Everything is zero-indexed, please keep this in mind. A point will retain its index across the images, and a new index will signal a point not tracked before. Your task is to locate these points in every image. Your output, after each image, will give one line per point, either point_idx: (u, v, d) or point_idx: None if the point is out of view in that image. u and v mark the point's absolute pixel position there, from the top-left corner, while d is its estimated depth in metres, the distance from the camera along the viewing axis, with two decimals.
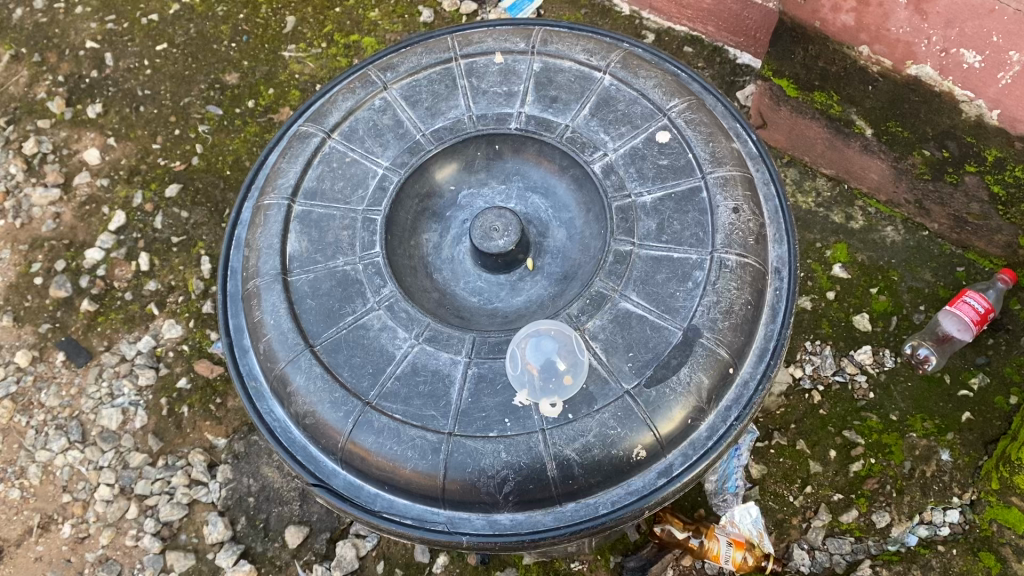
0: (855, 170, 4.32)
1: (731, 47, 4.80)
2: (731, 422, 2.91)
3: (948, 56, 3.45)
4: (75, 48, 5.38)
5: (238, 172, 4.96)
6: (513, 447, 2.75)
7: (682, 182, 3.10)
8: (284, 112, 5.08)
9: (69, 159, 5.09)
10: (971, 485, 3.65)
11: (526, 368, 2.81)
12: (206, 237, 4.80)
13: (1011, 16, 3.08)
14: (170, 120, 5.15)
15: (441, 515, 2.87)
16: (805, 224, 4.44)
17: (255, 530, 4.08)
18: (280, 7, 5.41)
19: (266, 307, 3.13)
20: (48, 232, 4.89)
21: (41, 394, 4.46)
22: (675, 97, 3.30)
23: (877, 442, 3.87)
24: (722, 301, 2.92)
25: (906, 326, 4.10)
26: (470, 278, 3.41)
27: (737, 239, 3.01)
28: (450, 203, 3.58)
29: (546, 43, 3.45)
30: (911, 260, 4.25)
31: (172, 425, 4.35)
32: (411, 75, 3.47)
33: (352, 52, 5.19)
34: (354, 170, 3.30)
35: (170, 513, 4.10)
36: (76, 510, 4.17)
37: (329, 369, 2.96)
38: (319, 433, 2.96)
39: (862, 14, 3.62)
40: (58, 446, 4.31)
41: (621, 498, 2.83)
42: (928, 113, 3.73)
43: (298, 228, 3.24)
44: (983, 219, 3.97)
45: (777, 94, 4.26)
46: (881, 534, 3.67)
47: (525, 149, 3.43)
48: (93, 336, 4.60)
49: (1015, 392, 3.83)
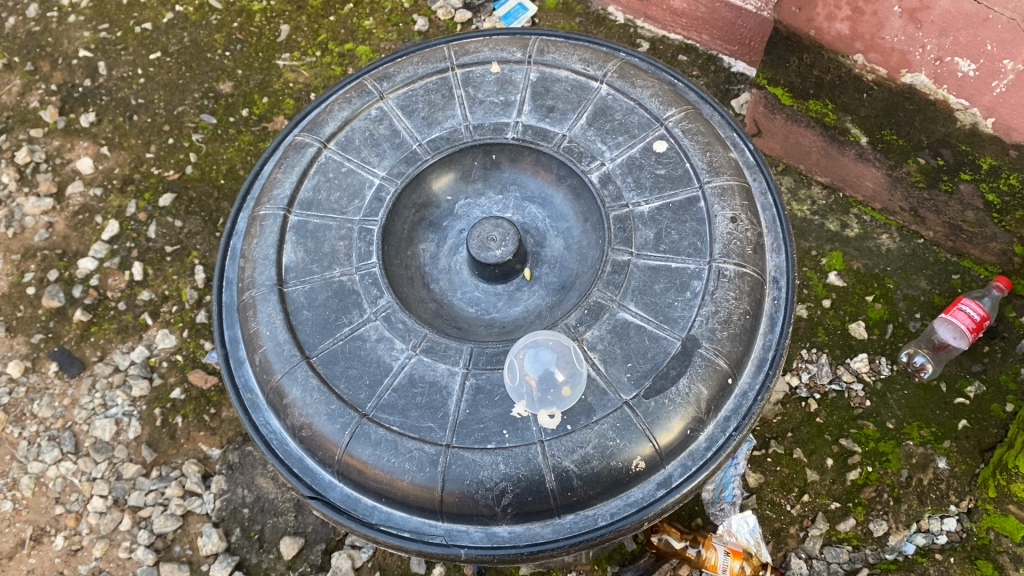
0: (850, 178, 4.34)
1: (725, 55, 4.81)
2: (730, 433, 2.89)
3: (943, 64, 3.43)
4: (68, 57, 5.35)
5: (233, 181, 4.93)
6: (511, 458, 2.73)
7: (679, 192, 3.10)
8: (279, 121, 5.07)
9: (62, 168, 5.06)
10: (968, 493, 3.64)
11: (524, 380, 2.80)
12: (200, 246, 4.77)
13: (1006, 25, 3.07)
14: (164, 129, 5.12)
15: (438, 528, 2.85)
16: (800, 232, 4.44)
17: (250, 541, 4.04)
18: (274, 15, 5.40)
19: (262, 318, 3.11)
20: (41, 242, 4.85)
21: (34, 405, 4.42)
22: (671, 106, 3.30)
23: (874, 450, 3.86)
24: (721, 311, 2.91)
25: (901, 333, 4.11)
26: (467, 288, 3.39)
27: (735, 248, 3.01)
28: (447, 213, 3.57)
29: (543, 53, 3.45)
30: (906, 268, 4.26)
31: (167, 436, 4.31)
32: (407, 85, 3.46)
33: (347, 61, 5.18)
34: (350, 180, 3.28)
35: (164, 525, 4.05)
36: (69, 522, 4.12)
37: (326, 381, 2.94)
38: (315, 445, 2.94)
39: (856, 23, 3.61)
40: (51, 458, 4.25)
41: (619, 510, 2.81)
42: (923, 121, 3.72)
43: (294, 239, 3.22)
44: (978, 227, 3.99)
45: (771, 102, 4.30)
46: (879, 543, 3.66)
47: (522, 158, 3.42)
48: (86, 346, 4.56)
49: (1011, 400, 3.83)
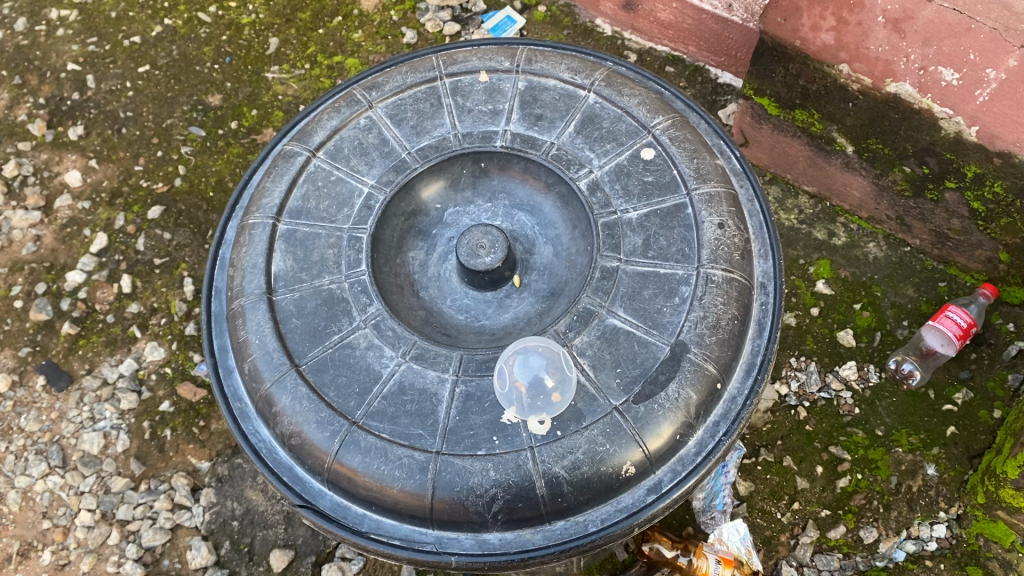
0: (837, 187, 4.40)
1: (712, 66, 4.89)
2: (720, 438, 2.90)
3: (926, 74, 3.42)
4: (57, 71, 5.35)
5: (221, 194, 4.92)
6: (501, 465, 2.72)
7: (667, 199, 3.12)
8: (267, 133, 5.09)
9: (50, 181, 5.04)
10: (958, 499, 3.67)
11: (513, 386, 2.80)
12: (189, 258, 4.76)
13: (988, 34, 3.08)
14: (153, 141, 5.12)
15: (429, 535, 2.82)
16: (788, 241, 4.49)
17: (239, 554, 4.00)
18: (262, 28, 5.44)
19: (250, 327, 3.09)
20: (28, 255, 4.83)
21: (21, 419, 4.37)
22: (658, 114, 3.33)
23: (864, 458, 3.88)
24: (709, 316, 2.92)
25: (889, 341, 4.13)
26: (457, 295, 3.39)
27: (722, 254, 3.03)
28: (436, 221, 3.58)
29: (531, 62, 3.49)
30: (893, 276, 4.31)
31: (155, 449, 4.27)
32: (395, 94, 3.48)
33: (336, 73, 5.21)
34: (339, 190, 3.29)
35: (153, 538, 4.01)
36: (57, 536, 4.07)
37: (315, 390, 2.92)
38: (305, 453, 2.91)
39: (841, 34, 3.59)
40: (38, 472, 4.20)
41: (610, 516, 2.80)
42: (908, 130, 3.72)
43: (283, 247, 3.22)
44: (963, 235, 4.03)
45: (758, 112, 4.37)
46: (869, 550, 3.68)
47: (511, 166, 3.44)
48: (74, 359, 4.52)
49: (998, 406, 3.86)
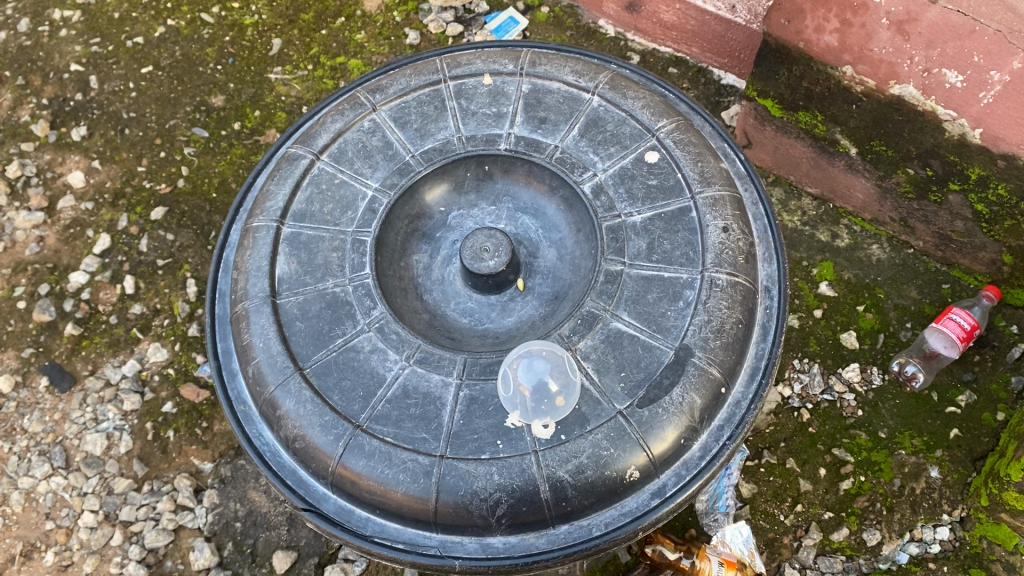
0: (840, 189, 4.40)
1: (715, 68, 4.88)
2: (724, 441, 2.90)
3: (931, 76, 3.40)
4: (60, 71, 5.35)
5: (224, 195, 4.92)
6: (506, 468, 2.72)
7: (672, 202, 3.12)
8: (271, 134, 5.09)
9: (53, 182, 5.05)
10: (960, 501, 3.68)
11: (518, 390, 2.80)
12: (192, 259, 4.76)
13: (992, 36, 3.06)
14: (157, 142, 5.12)
15: (433, 539, 2.82)
16: (791, 243, 4.48)
17: (242, 555, 4.01)
18: (265, 29, 5.43)
19: (254, 329, 3.10)
20: (31, 255, 4.83)
21: (23, 420, 4.38)
22: (663, 117, 3.33)
23: (866, 460, 3.88)
24: (714, 320, 2.92)
25: (893, 343, 4.13)
26: (461, 299, 3.40)
27: (727, 258, 3.03)
28: (440, 224, 3.58)
29: (535, 65, 3.48)
30: (896, 278, 4.30)
31: (158, 450, 4.27)
32: (399, 97, 3.48)
33: (338, 74, 5.22)
34: (344, 192, 3.29)
35: (156, 539, 4.02)
36: (60, 537, 4.08)
37: (319, 393, 2.92)
38: (309, 457, 2.92)
39: (845, 35, 3.57)
40: (41, 473, 4.20)
41: (614, 520, 2.80)
42: (911, 132, 3.71)
43: (287, 250, 3.22)
44: (967, 237, 4.03)
45: (761, 114, 4.37)
46: (872, 552, 3.69)
47: (514, 169, 3.44)
48: (77, 360, 4.52)
49: (1002, 409, 3.86)
